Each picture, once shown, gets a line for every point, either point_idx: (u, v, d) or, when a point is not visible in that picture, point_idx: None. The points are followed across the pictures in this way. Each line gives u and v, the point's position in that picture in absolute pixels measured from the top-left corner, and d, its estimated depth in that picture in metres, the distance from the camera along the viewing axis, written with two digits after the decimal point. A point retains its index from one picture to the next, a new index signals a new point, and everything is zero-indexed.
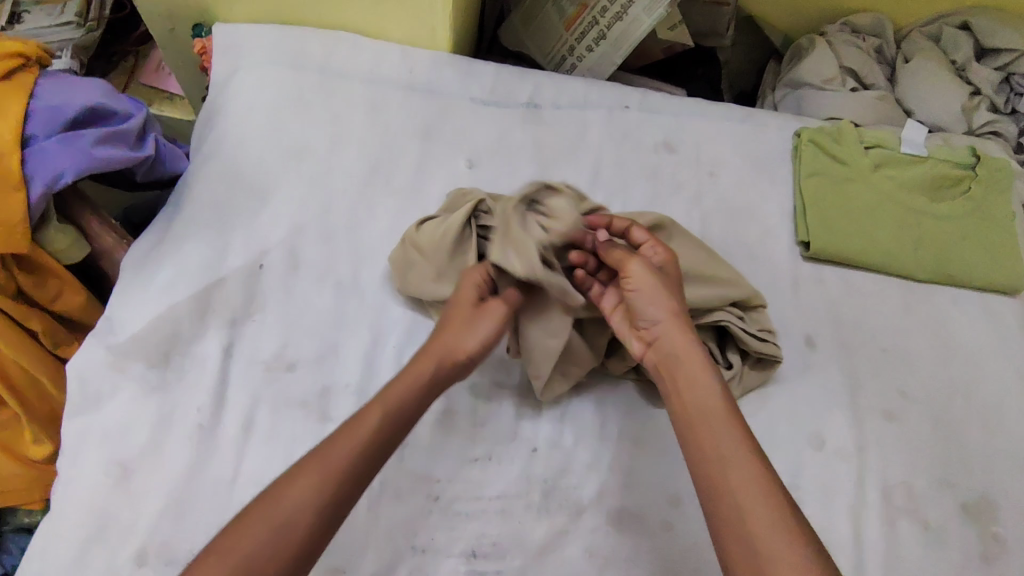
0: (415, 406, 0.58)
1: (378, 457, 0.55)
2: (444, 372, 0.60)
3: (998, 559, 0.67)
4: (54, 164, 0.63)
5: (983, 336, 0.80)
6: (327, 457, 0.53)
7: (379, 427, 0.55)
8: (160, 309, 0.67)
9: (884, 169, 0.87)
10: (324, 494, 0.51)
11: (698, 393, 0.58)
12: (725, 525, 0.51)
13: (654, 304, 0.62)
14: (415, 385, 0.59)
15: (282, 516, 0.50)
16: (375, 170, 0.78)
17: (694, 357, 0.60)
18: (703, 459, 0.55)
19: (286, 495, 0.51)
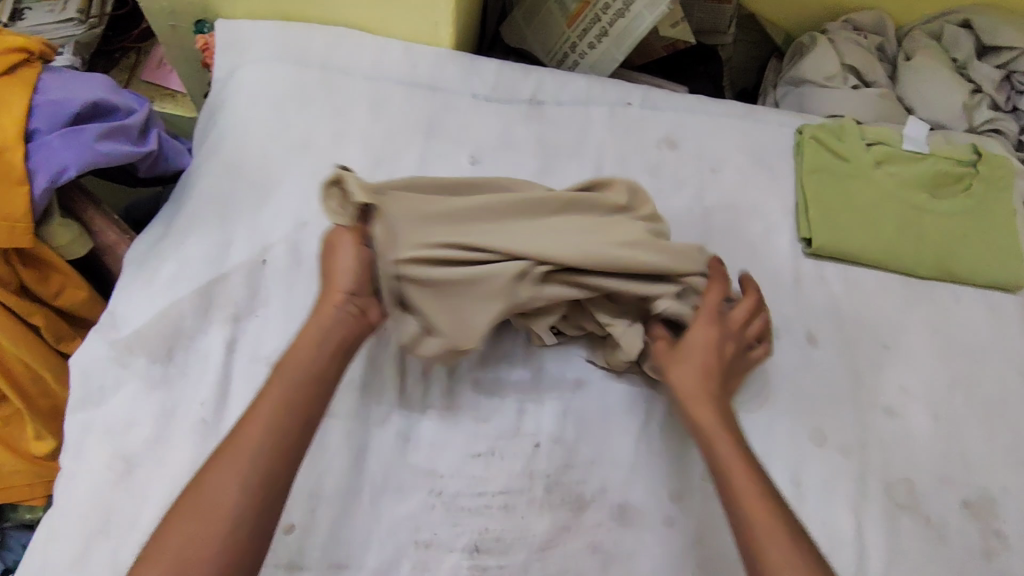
0: (316, 361, 0.58)
1: (297, 428, 0.54)
2: (329, 321, 0.60)
3: (997, 555, 0.67)
4: (59, 159, 0.63)
5: (984, 334, 0.81)
6: (240, 438, 0.52)
7: (289, 398, 0.55)
8: (163, 304, 0.67)
9: (886, 166, 0.87)
10: (244, 478, 0.51)
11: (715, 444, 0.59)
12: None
13: (681, 374, 0.63)
14: (311, 343, 0.58)
15: (206, 503, 0.49)
16: (377, 166, 0.78)
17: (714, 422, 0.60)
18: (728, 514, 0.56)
19: (208, 483, 0.50)
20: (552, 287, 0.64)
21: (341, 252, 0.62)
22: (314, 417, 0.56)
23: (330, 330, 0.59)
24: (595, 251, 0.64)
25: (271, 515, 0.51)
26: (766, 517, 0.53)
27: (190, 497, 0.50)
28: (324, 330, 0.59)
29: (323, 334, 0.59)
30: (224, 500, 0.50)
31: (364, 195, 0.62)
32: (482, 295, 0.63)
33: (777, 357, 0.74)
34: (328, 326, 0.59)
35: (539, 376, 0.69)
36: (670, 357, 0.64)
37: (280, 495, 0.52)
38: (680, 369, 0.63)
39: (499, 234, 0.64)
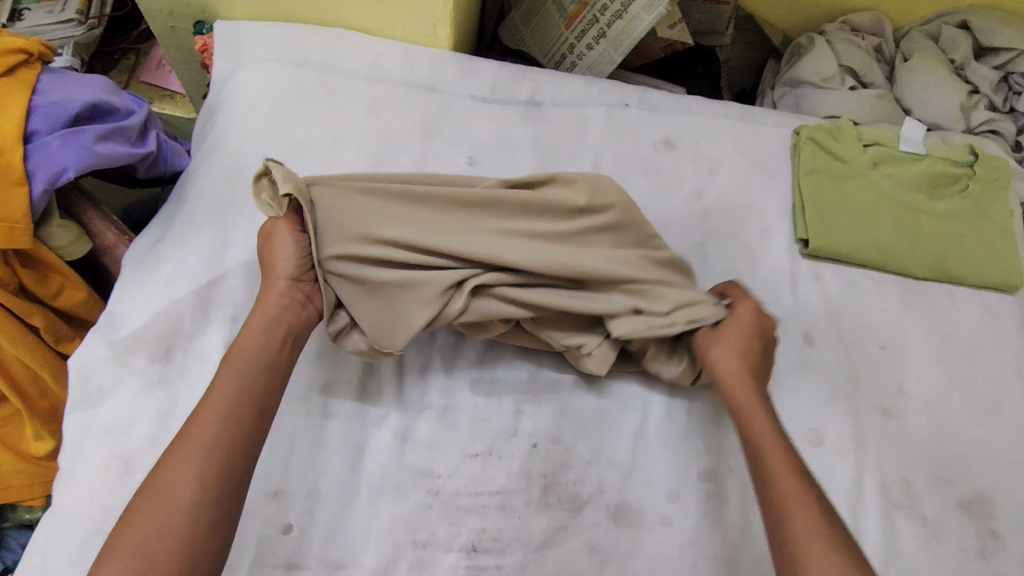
0: (263, 353, 0.58)
1: (248, 422, 0.55)
2: (279, 310, 0.61)
3: (994, 555, 0.68)
4: (57, 160, 0.63)
5: (980, 334, 0.81)
6: (192, 433, 0.53)
7: (240, 391, 0.55)
8: (162, 304, 0.68)
9: (883, 167, 0.87)
10: (198, 473, 0.51)
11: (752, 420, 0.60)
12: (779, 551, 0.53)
13: (727, 355, 0.63)
14: (257, 336, 0.59)
15: (162, 497, 0.50)
16: (375, 167, 0.79)
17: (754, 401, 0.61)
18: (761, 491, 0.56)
19: (161, 478, 0.51)
20: (488, 301, 0.64)
21: (280, 242, 0.63)
22: (264, 408, 0.56)
23: (276, 320, 0.60)
24: (526, 260, 0.63)
25: (231, 505, 0.51)
26: (796, 491, 0.55)
27: (146, 492, 0.50)
28: (270, 319, 0.60)
29: (268, 324, 0.60)
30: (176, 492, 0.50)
31: (290, 185, 0.62)
32: (411, 300, 0.62)
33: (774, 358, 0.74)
34: (274, 316, 0.60)
35: (536, 376, 0.69)
36: (715, 336, 0.64)
37: (238, 489, 0.52)
38: (726, 349, 0.63)
39: (432, 235, 0.63)
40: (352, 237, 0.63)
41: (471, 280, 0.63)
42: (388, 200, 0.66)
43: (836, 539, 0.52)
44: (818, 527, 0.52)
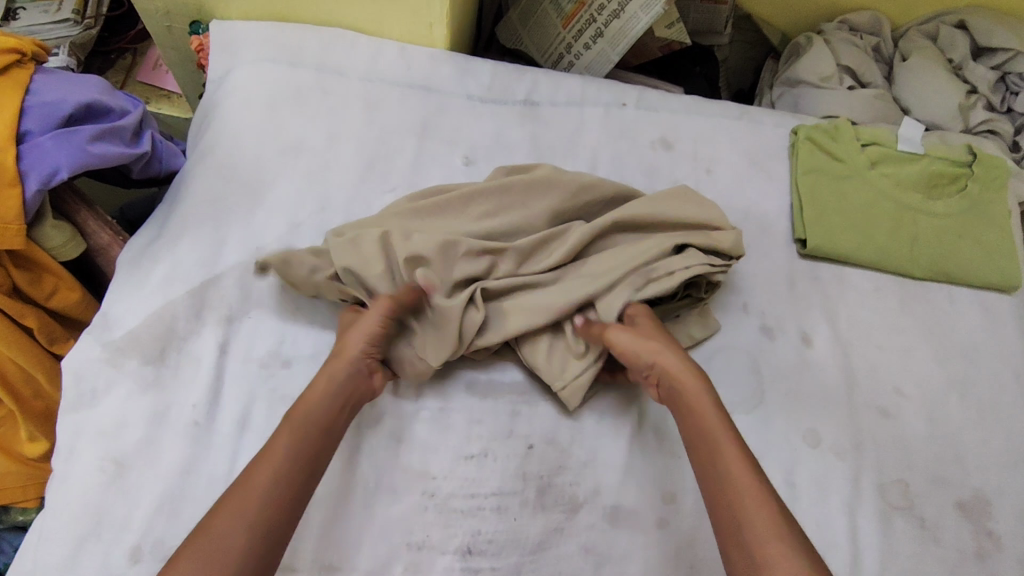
0: (327, 417, 0.58)
1: (304, 479, 0.55)
2: (352, 385, 0.61)
3: (992, 557, 0.67)
4: (50, 160, 0.62)
5: (978, 334, 0.81)
6: (248, 483, 0.53)
7: (299, 446, 0.55)
8: (157, 304, 0.67)
9: (881, 167, 0.86)
10: (249, 524, 0.50)
11: (699, 420, 0.59)
12: (728, 538, 0.52)
13: (636, 346, 0.63)
14: (322, 397, 0.59)
15: (215, 546, 0.49)
16: (370, 167, 0.78)
17: (690, 382, 0.61)
18: (707, 478, 0.56)
19: (214, 524, 0.50)
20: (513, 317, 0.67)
21: (367, 317, 0.64)
22: (317, 470, 0.56)
23: (343, 388, 0.60)
24: (534, 242, 0.69)
25: (272, 562, 0.51)
26: (746, 479, 0.54)
27: (195, 537, 0.49)
28: (336, 386, 0.60)
29: (339, 389, 0.60)
30: (226, 542, 0.49)
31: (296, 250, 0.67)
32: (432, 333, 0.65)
33: (772, 359, 0.74)
34: (342, 383, 0.60)
35: (532, 377, 0.69)
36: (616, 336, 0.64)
37: (283, 543, 0.52)
38: (631, 344, 0.63)
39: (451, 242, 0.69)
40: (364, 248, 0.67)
41: (486, 287, 0.67)
42: (407, 218, 0.70)
43: (798, 541, 0.50)
44: (774, 524, 0.51)
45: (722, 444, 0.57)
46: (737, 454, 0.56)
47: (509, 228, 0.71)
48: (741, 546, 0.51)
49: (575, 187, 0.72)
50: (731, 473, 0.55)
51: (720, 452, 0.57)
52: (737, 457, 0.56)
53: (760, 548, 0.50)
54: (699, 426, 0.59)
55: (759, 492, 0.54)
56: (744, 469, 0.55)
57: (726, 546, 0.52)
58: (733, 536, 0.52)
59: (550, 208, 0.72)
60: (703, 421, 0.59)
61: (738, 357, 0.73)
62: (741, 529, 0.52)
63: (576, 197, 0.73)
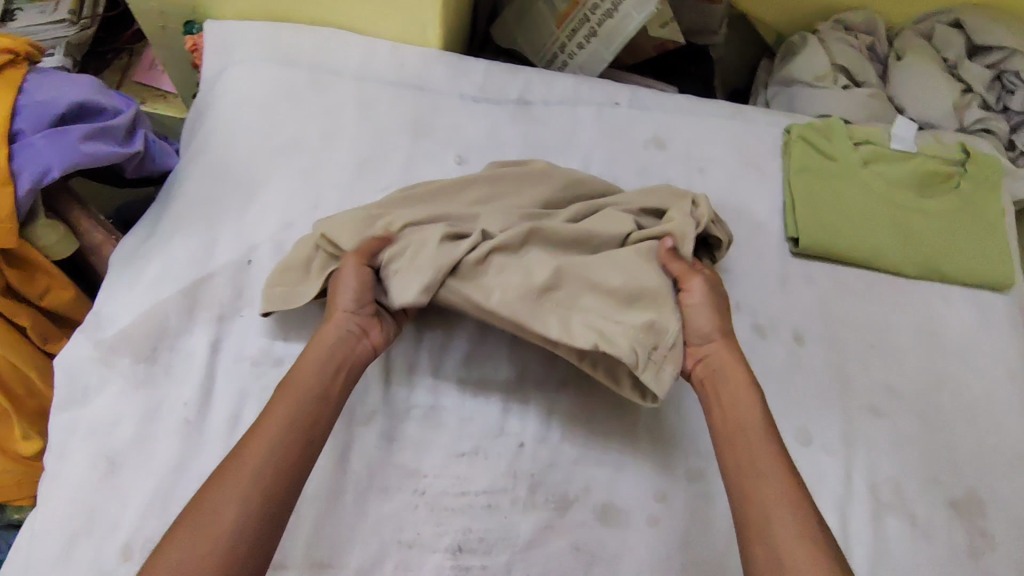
0: (317, 384, 0.59)
1: (297, 448, 0.55)
2: (340, 346, 0.61)
3: (985, 556, 0.67)
4: (43, 160, 0.63)
5: (972, 333, 0.80)
6: (242, 455, 0.54)
7: (291, 416, 0.56)
8: (149, 303, 0.68)
9: (874, 165, 0.86)
10: (242, 496, 0.52)
11: (741, 410, 0.60)
12: (752, 531, 0.53)
13: (701, 316, 0.64)
14: (312, 365, 0.60)
15: (208, 516, 0.50)
16: (363, 166, 0.79)
17: (738, 368, 0.62)
18: (738, 471, 0.57)
19: (210, 497, 0.52)
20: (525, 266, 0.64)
21: (343, 275, 0.64)
22: (313, 439, 0.57)
23: (333, 351, 0.61)
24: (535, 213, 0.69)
25: (272, 533, 0.52)
26: (777, 478, 0.55)
27: (193, 509, 0.51)
28: (326, 351, 0.61)
29: (328, 353, 0.61)
30: (218, 514, 0.50)
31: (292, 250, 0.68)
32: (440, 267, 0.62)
33: (764, 357, 0.74)
34: (330, 347, 0.61)
35: (523, 375, 0.69)
36: (699, 289, 0.65)
37: (281, 514, 0.53)
38: (701, 310, 0.64)
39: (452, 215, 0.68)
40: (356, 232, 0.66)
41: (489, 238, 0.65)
42: (402, 203, 0.70)
43: (822, 541, 0.52)
44: (802, 526, 0.52)
45: (759, 441, 0.58)
46: (773, 451, 0.57)
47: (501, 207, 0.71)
48: (762, 541, 0.52)
49: (569, 181, 0.73)
50: (764, 469, 0.56)
51: (756, 447, 0.57)
52: (772, 453, 0.57)
53: (782, 544, 0.51)
54: (738, 415, 0.60)
55: (792, 492, 0.54)
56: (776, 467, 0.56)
57: (746, 538, 0.54)
58: (754, 526, 0.53)
59: (544, 200, 0.72)
60: (746, 412, 0.60)
61: None
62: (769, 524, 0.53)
63: (567, 192, 0.73)
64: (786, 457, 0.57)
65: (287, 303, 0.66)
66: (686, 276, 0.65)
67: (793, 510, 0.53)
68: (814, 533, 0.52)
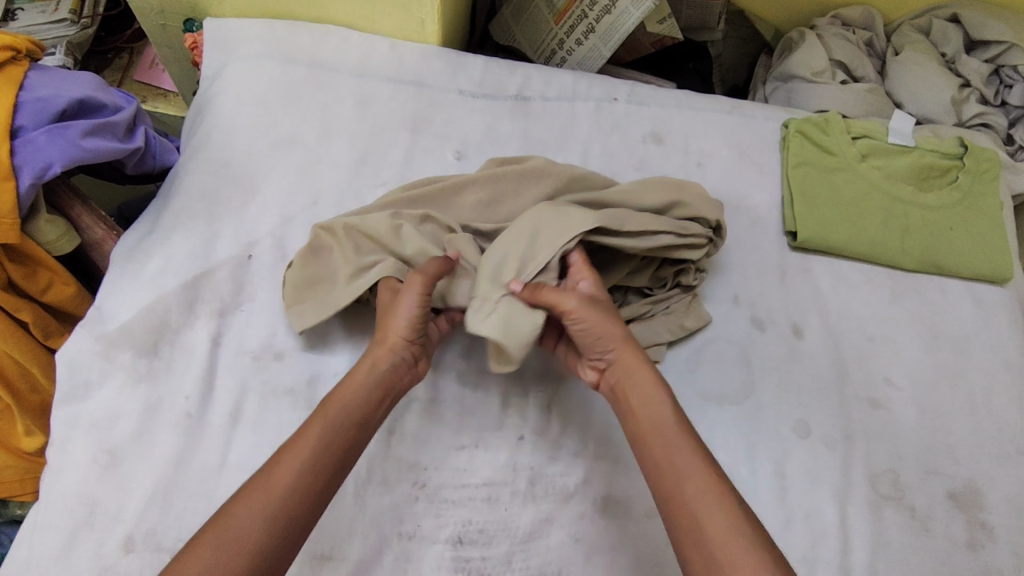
0: (363, 409, 0.58)
1: (330, 471, 0.54)
2: (394, 373, 0.60)
3: (984, 547, 0.68)
4: (44, 155, 0.63)
5: (971, 325, 0.81)
6: (274, 472, 0.53)
7: (327, 439, 0.55)
8: (150, 298, 0.68)
9: (871, 160, 0.87)
10: (269, 517, 0.50)
11: (652, 412, 0.57)
12: (686, 538, 0.51)
13: (591, 332, 0.61)
14: (360, 387, 0.58)
15: (231, 533, 0.49)
16: (363, 161, 0.79)
17: (644, 369, 0.59)
18: (659, 474, 0.54)
19: (234, 511, 0.50)
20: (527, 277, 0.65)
21: (405, 303, 0.61)
22: (343, 462, 0.56)
23: (384, 377, 0.59)
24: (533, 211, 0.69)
25: (290, 553, 0.51)
26: (699, 476, 0.53)
27: (216, 521, 0.50)
28: (376, 376, 0.59)
29: (380, 378, 0.59)
30: (243, 530, 0.49)
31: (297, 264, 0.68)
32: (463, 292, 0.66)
33: (763, 350, 0.74)
34: (382, 371, 0.59)
35: (523, 369, 0.69)
36: (576, 311, 0.60)
37: (301, 537, 0.52)
38: (591, 325, 0.60)
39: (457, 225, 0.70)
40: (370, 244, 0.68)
41: None
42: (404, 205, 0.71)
43: (754, 536, 0.50)
44: (732, 522, 0.50)
45: (675, 438, 0.55)
46: (688, 449, 0.55)
47: (501, 215, 0.72)
48: (698, 546, 0.50)
49: (569, 177, 0.73)
50: (685, 469, 0.53)
51: (672, 446, 0.55)
52: (690, 447, 0.55)
53: (715, 545, 0.49)
54: (648, 415, 0.57)
55: (718, 489, 0.52)
56: (697, 464, 0.53)
57: (682, 546, 0.51)
58: (687, 530, 0.51)
59: (543, 196, 0.72)
60: (656, 413, 0.57)
61: (728, 349, 0.73)
62: (698, 527, 0.51)
63: (567, 188, 0.73)
64: (702, 448, 0.55)
65: (322, 310, 0.66)
66: (558, 300, 0.60)
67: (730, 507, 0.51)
68: (745, 529, 0.50)
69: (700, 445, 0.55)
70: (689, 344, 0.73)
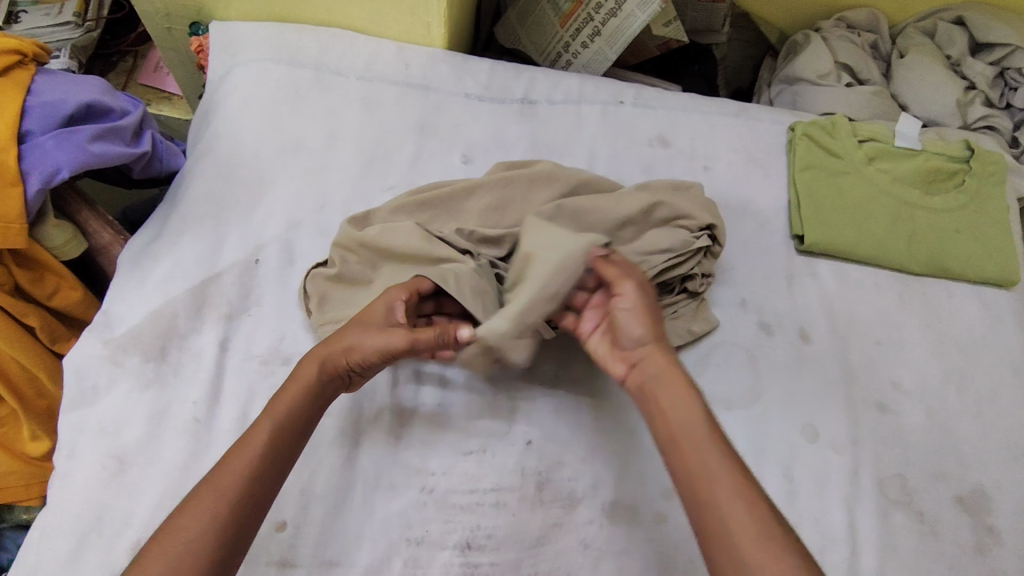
0: (296, 421, 0.57)
1: (272, 477, 0.54)
2: (329, 387, 0.59)
3: (992, 551, 0.67)
4: (51, 159, 0.63)
5: (978, 329, 0.81)
6: (218, 477, 0.52)
7: (269, 445, 0.54)
8: (157, 302, 0.68)
9: (878, 162, 0.87)
10: (212, 522, 0.50)
11: (682, 415, 0.56)
12: (714, 539, 0.50)
13: (633, 323, 0.61)
14: (298, 397, 0.57)
15: (182, 542, 0.48)
16: (369, 165, 0.79)
17: (674, 372, 0.59)
18: (687, 475, 0.54)
19: (181, 518, 0.50)
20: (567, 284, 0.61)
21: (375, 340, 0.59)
22: (287, 466, 0.55)
23: (317, 391, 0.58)
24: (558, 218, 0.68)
25: (237, 556, 0.50)
26: (727, 476, 0.52)
27: (163, 531, 0.49)
28: (311, 389, 0.58)
29: (310, 388, 0.58)
30: (187, 535, 0.49)
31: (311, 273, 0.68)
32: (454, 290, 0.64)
33: (770, 354, 0.74)
34: (316, 385, 0.58)
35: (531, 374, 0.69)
36: (627, 296, 0.62)
37: (247, 541, 0.52)
38: (631, 316, 0.61)
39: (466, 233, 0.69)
40: (388, 257, 0.67)
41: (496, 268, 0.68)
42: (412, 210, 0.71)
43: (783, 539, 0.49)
44: (764, 525, 0.49)
45: (705, 442, 0.54)
46: (718, 453, 0.54)
47: (511, 221, 0.72)
48: (727, 549, 0.49)
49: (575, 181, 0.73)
50: (714, 471, 0.53)
51: (701, 452, 0.54)
52: (717, 451, 0.54)
53: (745, 548, 0.49)
54: (680, 416, 0.56)
55: (747, 492, 0.51)
56: (724, 468, 0.53)
57: (709, 547, 0.51)
58: (716, 534, 0.50)
59: (551, 199, 0.72)
60: (686, 417, 0.56)
61: (736, 353, 0.73)
62: (728, 530, 0.50)
63: (574, 192, 0.73)
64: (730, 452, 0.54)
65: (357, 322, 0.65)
66: (614, 281, 0.62)
67: (754, 518, 0.50)
68: (775, 532, 0.49)
69: (730, 451, 0.54)
70: (697, 349, 0.73)
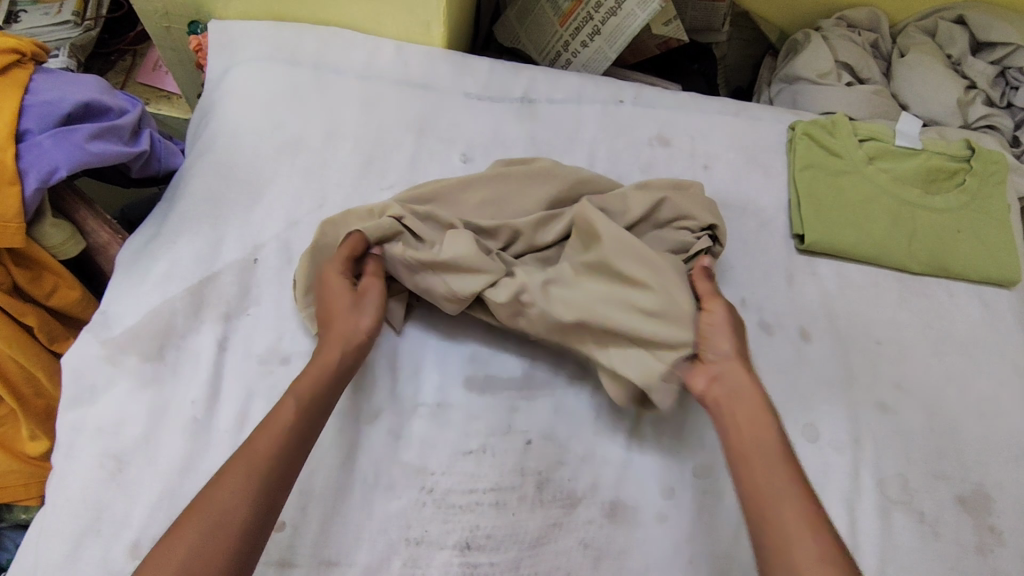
0: (318, 395, 0.58)
1: (296, 455, 0.55)
2: (349, 358, 0.62)
3: (993, 551, 0.67)
4: (49, 158, 0.63)
5: (978, 329, 0.80)
6: (249, 452, 0.53)
7: (293, 422, 0.56)
8: (156, 301, 0.68)
9: (879, 162, 0.87)
10: (245, 495, 0.51)
11: (758, 434, 0.58)
12: (773, 554, 0.51)
13: (721, 338, 0.63)
14: (317, 377, 0.59)
15: (216, 514, 0.49)
16: (369, 164, 0.79)
17: (754, 390, 0.60)
18: (754, 492, 0.55)
19: (213, 491, 0.51)
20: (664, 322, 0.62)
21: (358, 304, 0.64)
22: (309, 444, 0.57)
23: (339, 365, 0.61)
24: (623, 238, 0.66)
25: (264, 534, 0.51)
26: (792, 500, 0.53)
27: (195, 505, 0.50)
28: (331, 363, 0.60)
29: (331, 366, 0.60)
30: (222, 506, 0.50)
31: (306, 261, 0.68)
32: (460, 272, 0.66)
33: (770, 353, 0.74)
34: (339, 359, 0.61)
35: (530, 373, 0.69)
36: (716, 315, 0.64)
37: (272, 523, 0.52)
38: (719, 330, 0.64)
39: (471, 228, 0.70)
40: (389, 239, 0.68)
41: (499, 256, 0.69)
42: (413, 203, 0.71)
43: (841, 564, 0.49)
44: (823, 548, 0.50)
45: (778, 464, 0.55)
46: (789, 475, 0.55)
47: (507, 214, 0.72)
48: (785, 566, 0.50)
49: (575, 180, 0.73)
50: (781, 490, 0.54)
51: (775, 470, 0.55)
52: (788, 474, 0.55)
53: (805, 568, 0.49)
54: (757, 434, 0.58)
55: (810, 515, 0.52)
56: (791, 489, 0.54)
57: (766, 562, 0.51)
58: (776, 550, 0.51)
59: (548, 197, 0.72)
60: (763, 437, 0.57)
61: None
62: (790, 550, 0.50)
63: (573, 190, 0.73)
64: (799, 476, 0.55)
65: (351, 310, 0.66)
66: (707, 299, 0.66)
67: (813, 539, 0.50)
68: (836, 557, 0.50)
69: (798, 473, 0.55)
70: None
